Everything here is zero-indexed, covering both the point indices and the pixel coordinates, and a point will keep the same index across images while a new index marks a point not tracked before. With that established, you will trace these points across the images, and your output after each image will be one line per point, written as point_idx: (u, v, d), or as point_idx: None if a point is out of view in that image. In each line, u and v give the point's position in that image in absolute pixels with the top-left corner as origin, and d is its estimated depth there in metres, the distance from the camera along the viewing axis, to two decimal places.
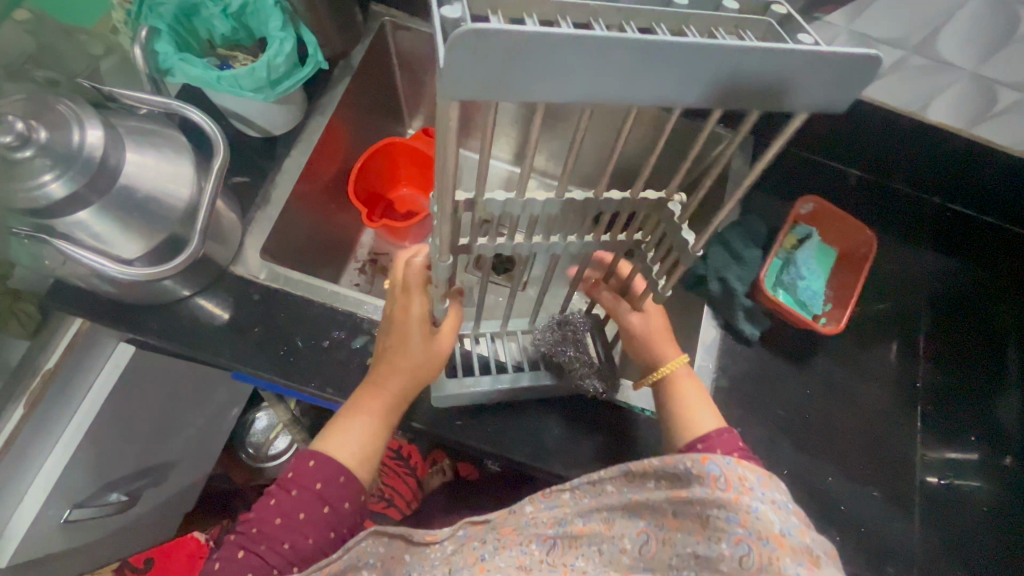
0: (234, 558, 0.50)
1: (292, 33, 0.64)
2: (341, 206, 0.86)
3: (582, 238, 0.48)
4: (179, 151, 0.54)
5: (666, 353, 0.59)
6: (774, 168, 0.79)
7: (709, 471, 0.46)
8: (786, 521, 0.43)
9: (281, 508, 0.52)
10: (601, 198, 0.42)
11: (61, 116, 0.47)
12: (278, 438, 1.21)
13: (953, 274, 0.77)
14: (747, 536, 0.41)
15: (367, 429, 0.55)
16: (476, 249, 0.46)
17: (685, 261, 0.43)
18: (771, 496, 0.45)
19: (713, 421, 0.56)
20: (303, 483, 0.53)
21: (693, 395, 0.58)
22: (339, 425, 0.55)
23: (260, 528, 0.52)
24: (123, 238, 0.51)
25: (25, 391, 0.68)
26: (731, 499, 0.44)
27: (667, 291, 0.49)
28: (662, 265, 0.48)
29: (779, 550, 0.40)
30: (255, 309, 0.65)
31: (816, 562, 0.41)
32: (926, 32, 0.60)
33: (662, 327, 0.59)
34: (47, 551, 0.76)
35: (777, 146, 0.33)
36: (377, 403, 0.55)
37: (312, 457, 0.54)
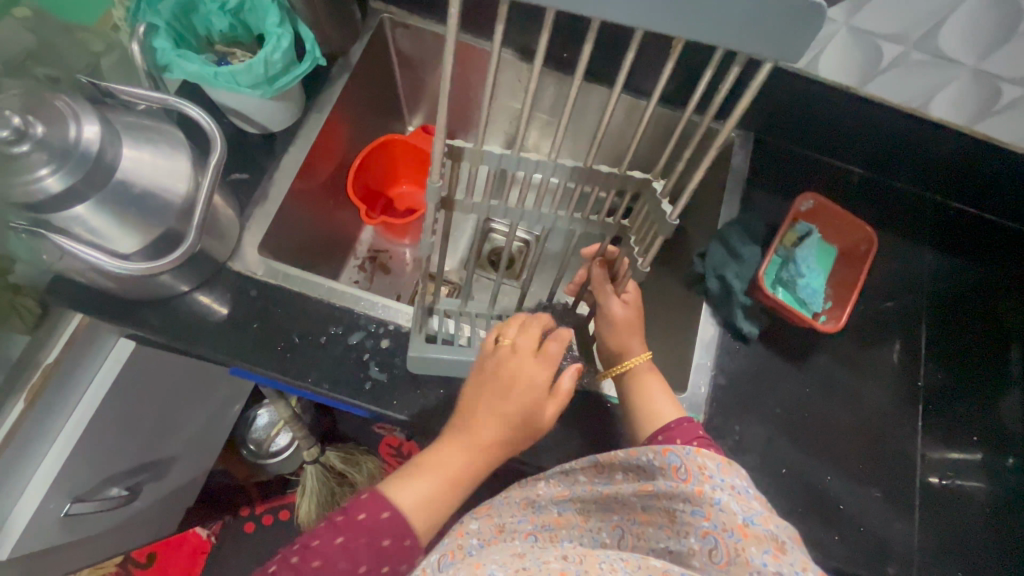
0: None
1: (289, 29, 0.65)
2: (341, 203, 0.86)
3: (572, 215, 0.54)
4: (176, 147, 0.54)
5: (633, 346, 0.64)
6: (775, 165, 0.79)
7: (670, 462, 0.49)
8: (750, 510, 0.46)
9: (349, 551, 0.49)
10: (590, 168, 0.48)
11: (58, 110, 0.48)
12: (279, 435, 1.21)
13: (955, 273, 0.76)
14: (713, 529, 0.45)
15: (440, 488, 0.53)
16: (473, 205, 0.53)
17: (663, 231, 0.47)
18: (731, 482, 0.48)
19: (675, 413, 0.60)
20: (373, 534, 0.50)
21: (656, 388, 0.62)
22: (414, 477, 0.53)
23: (323, 565, 0.49)
24: (120, 233, 0.51)
25: (27, 385, 0.69)
26: (695, 492, 0.47)
27: (647, 268, 0.53)
28: (641, 242, 0.53)
29: (744, 541, 0.43)
30: (252, 305, 0.65)
31: (782, 548, 0.43)
32: (926, 27, 0.59)
33: (637, 319, 0.64)
34: (48, 544, 0.76)
35: (748, 96, 0.37)
36: (462, 461, 0.54)
37: (387, 509, 0.51)
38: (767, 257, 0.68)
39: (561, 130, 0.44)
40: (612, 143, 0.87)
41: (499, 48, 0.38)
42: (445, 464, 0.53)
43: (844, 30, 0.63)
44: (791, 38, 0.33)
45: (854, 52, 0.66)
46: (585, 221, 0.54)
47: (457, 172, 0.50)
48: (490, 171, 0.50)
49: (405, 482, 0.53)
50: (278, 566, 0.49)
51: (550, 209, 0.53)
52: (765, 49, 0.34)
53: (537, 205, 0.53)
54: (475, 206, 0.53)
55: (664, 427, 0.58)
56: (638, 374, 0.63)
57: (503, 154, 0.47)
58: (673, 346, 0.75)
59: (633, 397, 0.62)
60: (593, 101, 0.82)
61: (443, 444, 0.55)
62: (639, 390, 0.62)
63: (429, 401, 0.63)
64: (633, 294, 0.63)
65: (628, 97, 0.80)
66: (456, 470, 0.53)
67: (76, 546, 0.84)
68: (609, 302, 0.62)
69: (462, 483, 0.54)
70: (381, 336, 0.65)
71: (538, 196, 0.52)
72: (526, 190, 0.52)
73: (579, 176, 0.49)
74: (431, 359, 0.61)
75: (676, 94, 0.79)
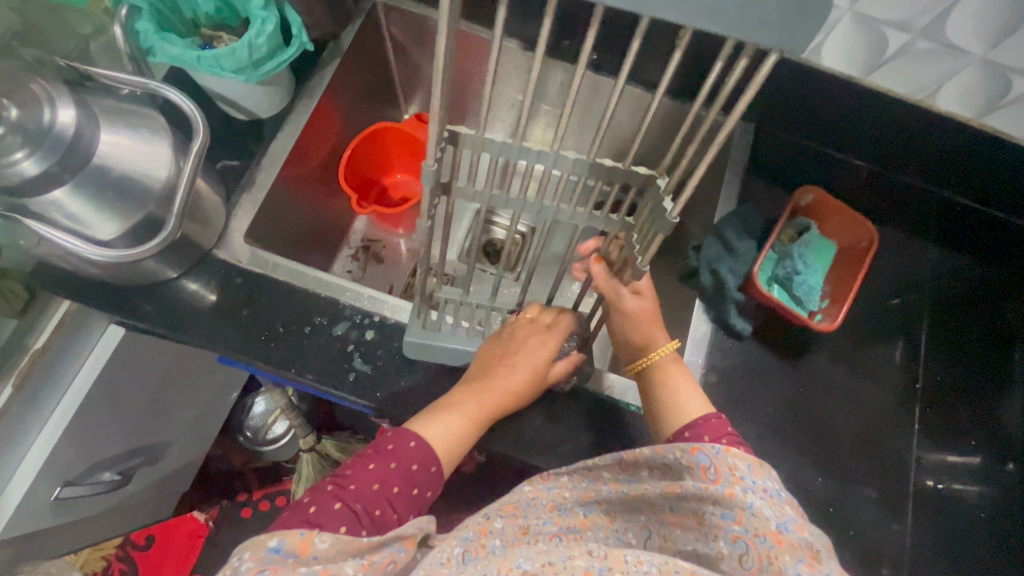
0: (332, 508, 0.49)
1: (275, 13, 0.64)
2: (333, 192, 0.85)
3: (575, 209, 0.52)
4: (157, 133, 0.53)
5: (657, 337, 0.61)
6: (777, 158, 0.76)
7: (698, 461, 0.48)
8: (783, 516, 0.44)
9: (380, 474, 0.52)
10: (595, 162, 0.46)
11: (33, 94, 0.47)
12: (277, 423, 1.24)
13: (961, 269, 0.74)
14: (743, 533, 0.43)
15: (455, 428, 0.55)
16: (469, 195, 0.51)
17: (663, 230, 0.45)
18: (762, 484, 0.47)
19: (700, 407, 0.58)
20: (402, 459, 0.53)
21: (678, 381, 0.60)
22: (440, 413, 0.56)
23: (357, 487, 0.51)
24: (99, 219, 0.51)
25: (14, 369, 0.70)
26: (725, 494, 0.45)
27: (646, 266, 0.51)
28: (643, 242, 0.50)
29: (777, 548, 0.42)
30: (238, 293, 0.65)
31: (817, 558, 0.42)
32: (933, 15, 0.57)
33: (654, 308, 0.60)
34: (40, 527, 0.77)
35: (750, 91, 0.35)
36: (474, 407, 0.57)
37: (414, 438, 0.54)
38: (764, 253, 0.66)
39: (562, 122, 0.42)
40: (609, 134, 0.85)
41: (497, 36, 0.36)
42: (465, 405, 0.57)
43: (848, 17, 0.61)
44: (795, 24, 0.30)
45: (860, 40, 0.63)
46: (588, 214, 0.52)
47: (455, 161, 0.48)
48: (492, 161, 0.48)
49: (431, 417, 0.56)
50: (311, 499, 0.51)
51: (553, 200, 0.51)
52: (766, 36, 0.31)
53: (539, 195, 0.51)
54: (476, 194, 0.51)
55: (691, 422, 0.56)
56: (661, 368, 0.60)
57: (506, 142, 0.45)
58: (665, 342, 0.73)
59: (658, 392, 0.60)
60: (589, 90, 0.80)
61: (463, 389, 0.58)
62: (666, 387, 0.60)
63: (414, 393, 0.63)
64: (644, 283, 0.59)
65: (625, 87, 0.78)
66: (479, 407, 0.57)
67: (71, 529, 0.85)
68: (621, 295, 0.59)
69: (479, 425, 0.57)
70: (366, 328, 0.65)
71: (540, 187, 0.50)
72: (528, 181, 0.50)
73: (584, 167, 0.47)
74: (428, 344, 0.61)
75: (675, 84, 0.77)
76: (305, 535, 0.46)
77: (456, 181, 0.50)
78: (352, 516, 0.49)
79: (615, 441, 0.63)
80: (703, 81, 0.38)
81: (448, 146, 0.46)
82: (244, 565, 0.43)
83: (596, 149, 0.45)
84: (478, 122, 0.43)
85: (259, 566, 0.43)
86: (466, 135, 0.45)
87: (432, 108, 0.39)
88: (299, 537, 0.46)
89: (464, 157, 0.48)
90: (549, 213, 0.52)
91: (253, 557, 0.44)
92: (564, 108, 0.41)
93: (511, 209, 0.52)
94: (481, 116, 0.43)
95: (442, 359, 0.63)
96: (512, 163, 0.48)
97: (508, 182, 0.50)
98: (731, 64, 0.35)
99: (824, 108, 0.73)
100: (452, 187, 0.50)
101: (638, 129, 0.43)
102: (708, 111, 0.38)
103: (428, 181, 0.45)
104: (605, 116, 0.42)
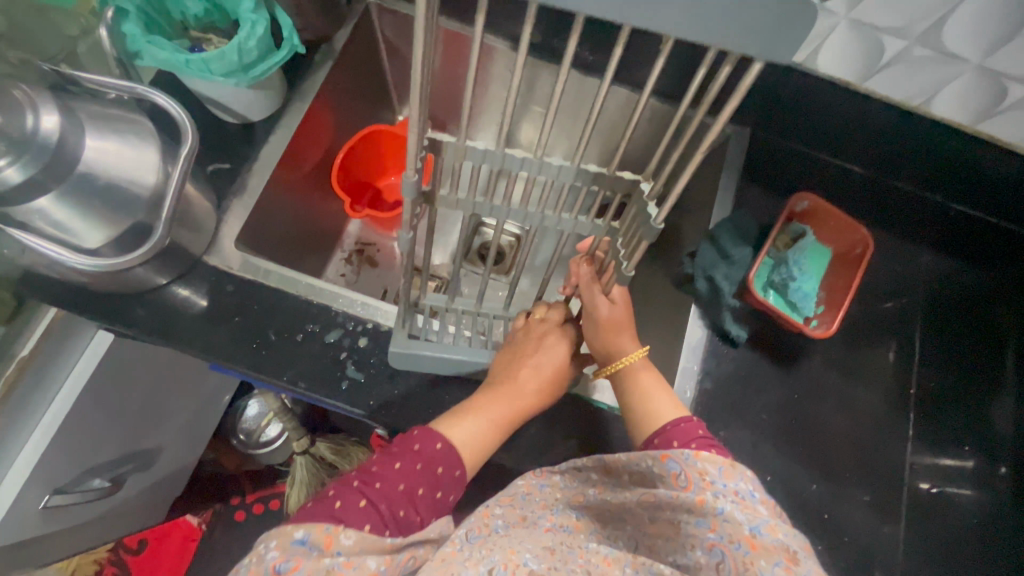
0: (356, 505, 0.47)
1: (264, 15, 0.63)
2: (326, 195, 0.84)
3: (561, 216, 0.51)
4: (144, 138, 0.52)
5: (625, 343, 0.60)
6: (771, 163, 0.76)
7: (669, 468, 0.49)
8: (754, 518, 0.44)
9: (407, 474, 0.51)
10: (579, 167, 0.46)
11: (15, 99, 0.46)
12: (270, 425, 1.19)
13: (955, 274, 0.74)
14: (718, 540, 0.43)
15: (483, 432, 0.56)
16: (459, 201, 0.50)
17: (648, 236, 0.44)
18: (734, 487, 0.47)
19: (673, 411, 0.57)
20: (429, 461, 0.52)
21: (649, 385, 0.59)
22: (465, 417, 0.56)
23: (384, 485, 0.49)
24: (85, 227, 0.50)
25: (1, 376, 0.69)
26: (696, 502, 0.46)
27: (629, 273, 0.50)
28: (627, 246, 0.49)
29: (752, 553, 0.42)
30: (229, 301, 0.64)
31: (793, 559, 0.41)
32: (931, 21, 0.57)
33: (626, 316, 0.60)
34: (28, 536, 0.76)
35: (736, 99, 0.35)
36: (503, 413, 0.57)
37: (440, 440, 0.53)
38: (759, 258, 0.66)
39: (548, 125, 0.42)
40: (605, 137, 0.84)
41: (483, 37, 0.36)
42: (489, 410, 0.57)
43: (844, 23, 0.61)
44: (782, 35, 0.29)
45: (856, 47, 0.63)
46: (575, 220, 0.52)
47: (438, 167, 0.47)
48: (477, 168, 0.47)
49: (456, 422, 0.56)
50: (334, 493, 0.49)
51: (540, 207, 0.51)
52: (752, 43, 0.30)
53: (525, 201, 0.50)
54: (461, 201, 0.50)
55: (660, 428, 0.55)
56: (631, 373, 0.59)
57: (489, 150, 0.45)
58: (660, 347, 0.73)
59: (630, 397, 0.59)
60: (585, 94, 0.79)
61: (486, 393, 0.58)
62: (639, 389, 0.59)
63: (408, 402, 0.62)
64: (621, 292, 0.59)
65: (619, 90, 0.77)
66: (504, 415, 0.57)
67: (59, 537, 0.84)
68: (594, 300, 0.59)
69: (505, 429, 0.57)
70: (359, 335, 0.64)
71: (527, 193, 0.49)
72: (512, 188, 0.49)
73: (568, 174, 0.46)
74: (411, 353, 0.60)
75: (669, 86, 0.76)
76: (331, 530, 0.45)
77: (439, 190, 0.49)
78: (376, 515, 0.47)
79: (610, 448, 0.63)
80: (693, 89, 0.38)
81: (431, 153, 0.45)
82: (270, 553, 0.42)
83: (582, 156, 0.45)
84: (461, 132, 0.43)
85: (282, 556, 0.42)
86: (449, 143, 0.44)
87: (414, 116, 0.39)
88: (325, 531, 0.44)
89: (448, 165, 0.47)
90: (536, 219, 0.52)
91: (279, 547, 0.43)
92: (548, 111, 0.41)
93: (495, 216, 0.51)
94: (464, 122, 0.42)
95: (426, 367, 0.62)
96: (496, 170, 0.47)
97: (495, 190, 0.50)
98: (715, 74, 0.35)
99: (818, 110, 0.73)
100: (440, 193, 0.49)
101: (628, 134, 0.43)
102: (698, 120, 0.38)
103: (410, 187, 0.44)
104: (592, 118, 0.41)
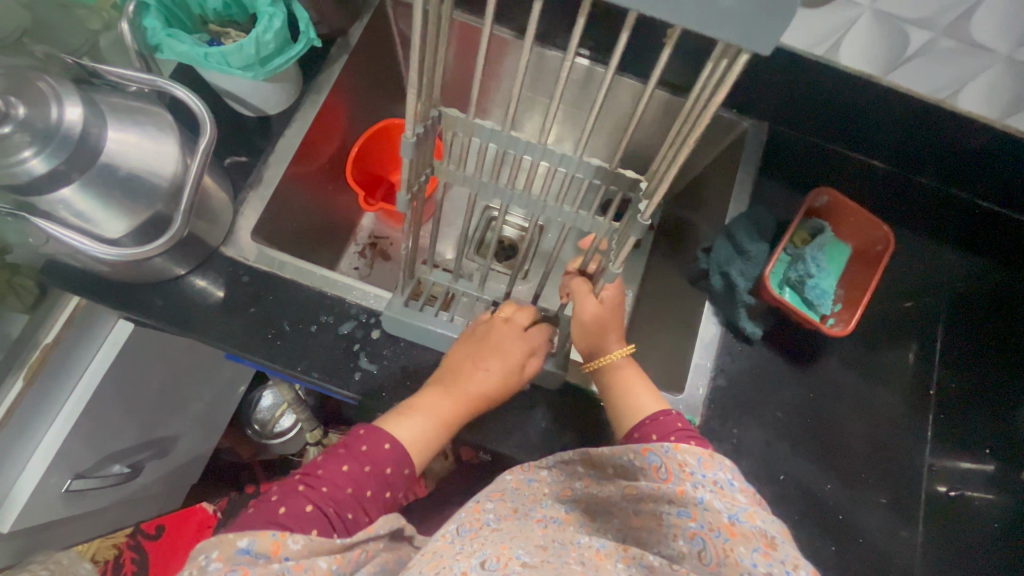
0: (303, 511, 0.49)
1: (282, 8, 0.64)
2: (340, 188, 0.85)
3: (562, 209, 0.50)
4: (163, 130, 0.53)
5: (610, 341, 0.60)
6: (789, 158, 0.75)
7: (650, 461, 0.49)
8: (733, 506, 0.45)
9: (355, 477, 0.51)
10: (582, 159, 0.45)
11: (40, 91, 0.47)
12: (284, 417, 1.22)
13: (980, 274, 0.72)
14: (700, 529, 0.44)
15: (427, 431, 0.55)
16: (462, 180, 0.50)
17: (636, 232, 0.45)
18: (713, 476, 0.47)
19: (655, 405, 0.57)
20: (378, 462, 0.53)
21: (634, 382, 0.59)
22: (412, 413, 0.56)
23: (331, 489, 0.50)
24: (106, 217, 0.51)
25: (25, 363, 0.70)
26: (677, 492, 0.46)
27: (616, 270, 0.51)
28: (619, 252, 0.49)
29: (731, 540, 0.42)
30: (245, 291, 0.65)
31: (772, 545, 0.42)
32: (958, 11, 0.56)
33: (615, 317, 0.59)
34: (52, 518, 0.78)
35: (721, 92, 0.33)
36: (449, 413, 0.56)
37: (387, 440, 0.53)
38: (776, 255, 0.65)
39: (551, 114, 0.40)
40: (620, 132, 0.83)
41: (491, 26, 0.35)
42: (435, 406, 0.56)
43: (868, 15, 0.60)
44: (762, 23, 0.28)
45: (878, 37, 0.62)
46: (576, 214, 0.49)
47: (448, 145, 0.47)
48: (482, 148, 0.47)
49: (401, 418, 0.55)
50: (279, 498, 0.50)
51: (542, 195, 0.49)
52: (730, 33, 0.29)
53: (528, 188, 0.49)
54: (465, 179, 0.50)
55: (641, 422, 0.55)
56: (611, 370, 0.59)
57: (496, 129, 0.44)
58: (672, 343, 0.72)
59: (610, 391, 0.59)
60: (600, 87, 0.78)
61: (434, 387, 0.58)
62: (618, 386, 0.59)
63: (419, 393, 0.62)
64: (612, 293, 0.58)
65: (631, 82, 0.76)
66: (451, 416, 0.56)
67: (81, 520, 0.86)
68: (584, 301, 0.57)
69: (454, 425, 0.57)
70: (371, 327, 0.64)
71: (530, 180, 0.48)
72: (517, 174, 0.48)
73: (571, 165, 0.45)
74: (405, 322, 0.61)
75: (683, 79, 0.75)
76: (277, 536, 0.46)
77: (445, 167, 0.49)
78: (324, 519, 0.49)
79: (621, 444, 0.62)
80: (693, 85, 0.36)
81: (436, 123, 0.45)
82: (212, 565, 0.43)
83: (584, 147, 0.43)
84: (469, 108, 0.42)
85: (227, 566, 0.43)
86: (453, 117, 0.44)
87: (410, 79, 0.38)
88: (271, 538, 0.46)
89: (456, 141, 0.47)
90: (537, 207, 0.50)
91: (222, 557, 0.44)
92: (552, 104, 0.39)
93: (499, 200, 0.51)
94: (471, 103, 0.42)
95: (416, 337, 0.63)
96: (502, 153, 0.46)
97: (500, 175, 0.49)
98: (712, 68, 0.34)
99: (837, 104, 0.71)
100: (444, 168, 0.49)
101: (629, 131, 0.41)
102: (694, 118, 0.36)
103: (408, 148, 0.43)
104: (594, 108, 0.39)
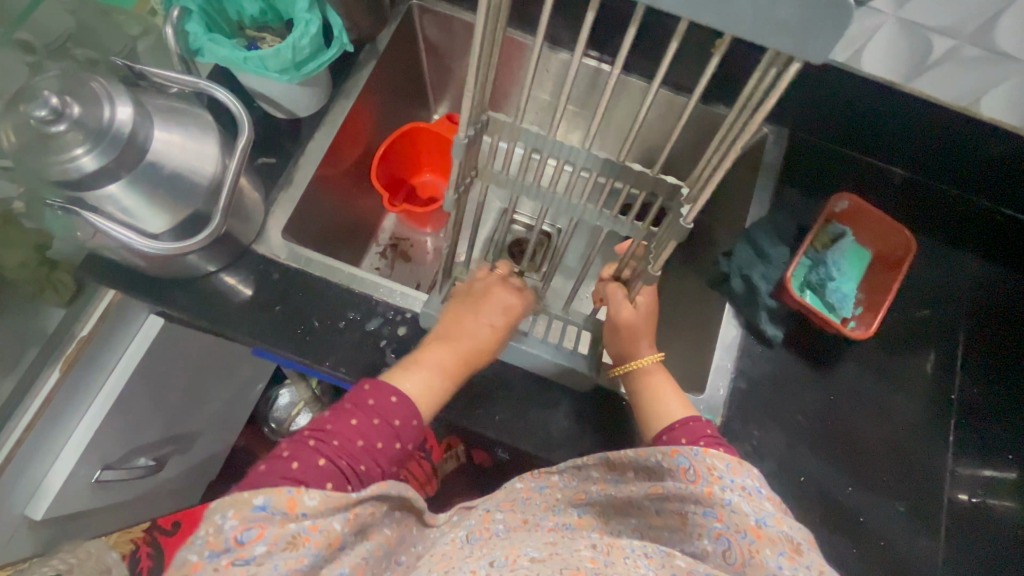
0: (314, 465, 0.47)
1: (317, 15, 0.66)
2: (364, 190, 0.87)
3: (600, 213, 0.51)
4: (206, 131, 0.56)
5: (640, 346, 0.60)
6: (811, 164, 0.75)
7: (679, 463, 0.49)
8: (761, 511, 0.45)
9: (363, 430, 0.49)
10: (625, 165, 0.46)
11: (93, 92, 0.49)
12: (300, 415, 1.22)
13: (1001, 281, 0.72)
14: (725, 530, 0.44)
15: (431, 381, 0.55)
16: (503, 180, 0.51)
17: (677, 235, 0.45)
18: (741, 482, 0.47)
19: (684, 412, 0.57)
20: (385, 415, 0.51)
21: (663, 388, 0.59)
22: (416, 369, 0.56)
23: (341, 444, 0.48)
24: (149, 213, 0.53)
25: (62, 354, 0.72)
26: (704, 493, 0.46)
27: (656, 272, 0.51)
28: (654, 256, 0.50)
29: (757, 542, 0.42)
30: (275, 288, 0.66)
31: (798, 550, 0.42)
32: (981, 21, 0.57)
33: (647, 321, 0.61)
34: (81, 508, 0.80)
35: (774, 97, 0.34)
36: (448, 362, 0.57)
37: (395, 393, 0.52)
38: (798, 258, 0.66)
39: (595, 123, 0.42)
40: (638, 138, 0.85)
41: (542, 39, 0.37)
42: (439, 360, 0.57)
43: (891, 22, 0.61)
44: (814, 29, 0.29)
45: (901, 44, 0.63)
46: (614, 219, 0.51)
47: (492, 149, 0.49)
48: (525, 152, 0.49)
49: (406, 373, 0.55)
50: (290, 453, 0.48)
51: (579, 199, 0.50)
52: (781, 42, 0.30)
53: (565, 192, 0.51)
54: (508, 181, 0.51)
55: (670, 425, 0.55)
56: (641, 375, 0.60)
57: (540, 134, 0.46)
58: (690, 346, 0.73)
59: (640, 399, 0.60)
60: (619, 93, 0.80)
61: (435, 344, 0.58)
62: (647, 392, 0.59)
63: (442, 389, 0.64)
64: (645, 297, 0.60)
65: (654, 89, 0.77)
66: (449, 364, 0.57)
67: (109, 511, 0.88)
68: (618, 304, 0.59)
69: (457, 376, 0.57)
70: (399, 324, 0.66)
71: (569, 184, 0.49)
72: (557, 178, 0.49)
73: (613, 169, 0.46)
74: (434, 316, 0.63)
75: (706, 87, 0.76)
76: (294, 492, 0.43)
77: (489, 169, 0.51)
78: (336, 472, 0.47)
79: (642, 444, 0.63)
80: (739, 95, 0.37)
81: (483, 126, 0.46)
82: (228, 524, 0.41)
83: (627, 154, 0.45)
84: (517, 113, 0.44)
85: (243, 525, 0.41)
86: (498, 120, 0.46)
87: (465, 77, 0.39)
88: (286, 494, 0.43)
89: (499, 145, 0.49)
90: (574, 212, 0.52)
91: (238, 515, 0.42)
92: (597, 113, 0.41)
93: (538, 201, 0.52)
94: (518, 107, 0.44)
95: None
96: (543, 157, 0.48)
97: (539, 177, 0.50)
98: (760, 77, 0.35)
99: (859, 111, 0.72)
100: (486, 169, 0.51)
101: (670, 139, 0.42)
102: (739, 124, 0.37)
103: (460, 149, 0.44)
104: (638, 118, 0.41)
